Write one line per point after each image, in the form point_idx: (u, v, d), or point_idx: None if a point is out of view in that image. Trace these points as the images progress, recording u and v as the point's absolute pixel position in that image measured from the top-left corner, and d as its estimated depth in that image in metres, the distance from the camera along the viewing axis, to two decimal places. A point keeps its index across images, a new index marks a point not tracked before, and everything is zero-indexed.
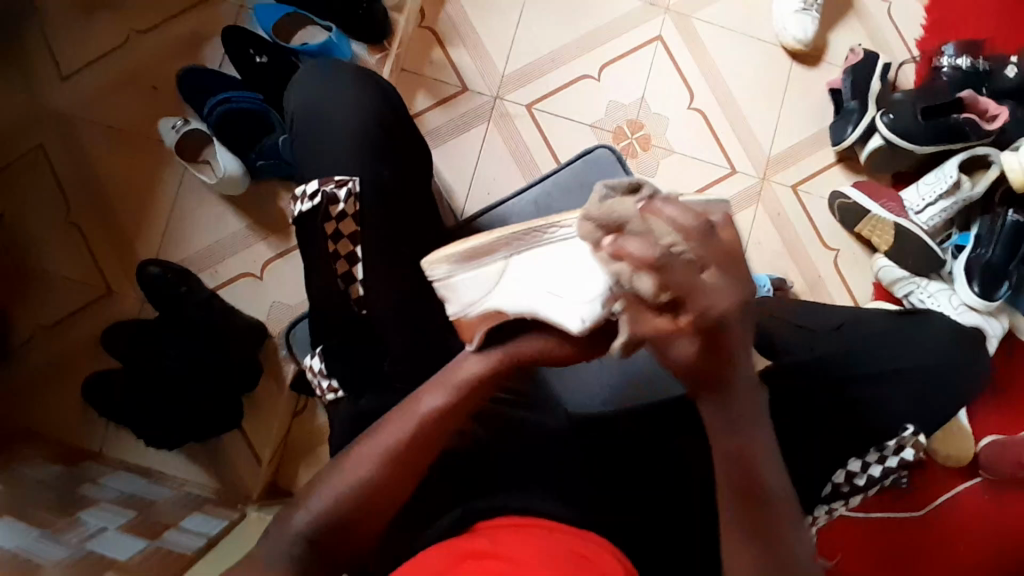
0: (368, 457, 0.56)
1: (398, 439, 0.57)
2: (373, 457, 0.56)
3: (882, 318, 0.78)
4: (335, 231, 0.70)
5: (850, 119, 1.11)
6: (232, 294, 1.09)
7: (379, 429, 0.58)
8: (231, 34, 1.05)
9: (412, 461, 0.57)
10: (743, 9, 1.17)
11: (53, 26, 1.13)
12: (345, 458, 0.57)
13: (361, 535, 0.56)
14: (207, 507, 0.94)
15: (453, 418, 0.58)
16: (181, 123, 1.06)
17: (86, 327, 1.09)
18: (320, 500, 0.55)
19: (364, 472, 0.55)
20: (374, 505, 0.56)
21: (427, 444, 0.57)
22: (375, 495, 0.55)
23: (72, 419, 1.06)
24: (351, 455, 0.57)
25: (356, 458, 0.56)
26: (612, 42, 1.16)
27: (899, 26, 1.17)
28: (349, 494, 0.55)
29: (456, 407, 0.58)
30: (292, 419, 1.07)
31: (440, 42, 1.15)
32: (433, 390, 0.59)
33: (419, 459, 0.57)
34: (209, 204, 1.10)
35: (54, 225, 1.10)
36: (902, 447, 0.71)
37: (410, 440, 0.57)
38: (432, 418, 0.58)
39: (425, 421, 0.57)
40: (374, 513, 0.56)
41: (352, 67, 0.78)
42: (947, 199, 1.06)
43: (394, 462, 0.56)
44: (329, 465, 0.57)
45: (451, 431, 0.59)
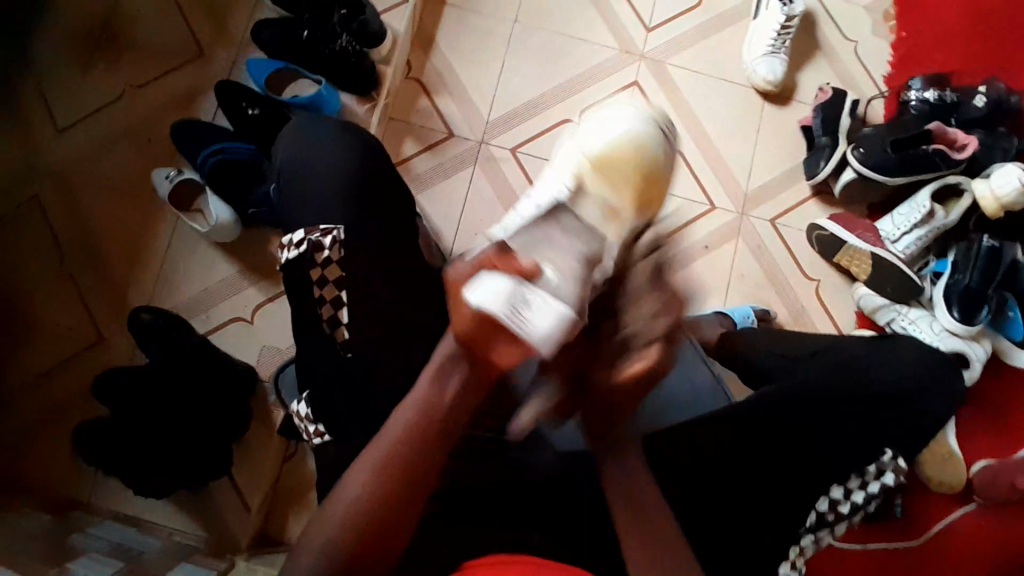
0: (359, 480, 0.56)
1: (381, 461, 0.56)
2: (363, 477, 0.56)
3: (857, 345, 0.80)
4: (320, 277, 0.72)
5: (823, 153, 1.15)
6: (222, 339, 1.10)
7: (367, 449, 0.58)
8: (223, 89, 1.09)
9: (394, 489, 0.56)
10: (715, 54, 1.22)
11: (51, 83, 1.17)
12: (337, 487, 0.57)
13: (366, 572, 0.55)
14: (196, 556, 0.93)
15: (428, 428, 0.57)
16: (175, 173, 1.09)
17: (76, 376, 1.09)
18: (317, 542, 0.55)
19: (349, 501, 0.55)
20: (369, 539, 0.55)
21: (405, 463, 0.56)
22: (362, 527, 0.55)
23: (61, 469, 1.05)
24: (344, 480, 0.57)
25: (344, 486, 0.56)
26: (591, 87, 1.21)
27: (865, 64, 1.23)
28: (342, 523, 0.55)
29: (429, 415, 0.57)
30: (282, 465, 1.06)
31: (426, 91, 1.20)
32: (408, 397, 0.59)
33: (400, 478, 0.56)
34: (201, 251, 1.12)
35: (47, 275, 1.12)
36: (881, 471, 0.74)
37: (394, 454, 0.56)
38: (405, 433, 0.57)
39: (400, 436, 0.56)
40: (375, 548, 0.55)
41: (340, 121, 0.81)
42: (921, 228, 1.09)
43: (375, 485, 0.55)
44: (325, 502, 0.58)
45: (438, 450, 0.57)
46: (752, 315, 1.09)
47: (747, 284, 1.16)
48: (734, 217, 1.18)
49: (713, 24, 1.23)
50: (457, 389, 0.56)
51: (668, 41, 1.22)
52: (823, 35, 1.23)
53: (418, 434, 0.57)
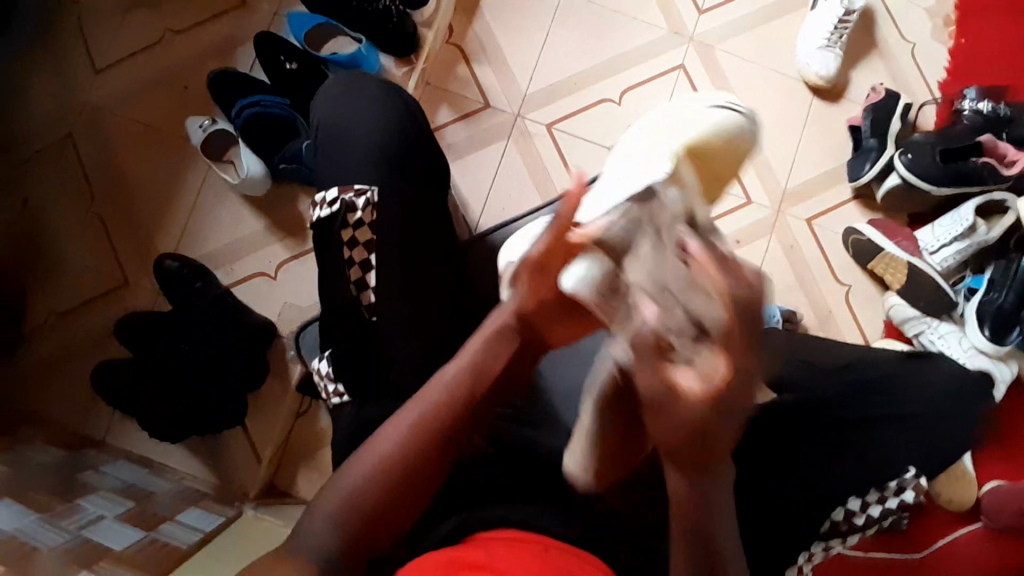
0: (389, 439, 0.56)
1: (415, 419, 0.57)
2: (390, 444, 0.56)
3: (891, 359, 0.78)
4: (351, 239, 0.71)
5: (868, 156, 1.12)
6: (243, 292, 1.11)
7: (401, 411, 0.58)
8: (264, 39, 1.07)
9: (426, 455, 0.56)
10: (766, 44, 1.18)
11: (92, 22, 1.16)
12: (359, 454, 0.57)
13: (389, 528, 0.56)
14: (205, 502, 0.95)
15: (472, 385, 0.58)
16: (209, 122, 1.09)
17: (99, 317, 1.11)
18: (338, 502, 0.55)
19: (375, 463, 0.55)
20: (399, 494, 0.55)
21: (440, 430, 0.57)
22: (379, 496, 0.55)
23: (79, 406, 1.08)
24: (368, 449, 0.57)
25: (368, 453, 0.56)
26: (635, 68, 1.17)
27: (922, 66, 1.18)
28: (360, 492, 0.55)
29: (480, 371, 0.58)
30: (294, 420, 1.07)
31: (466, 58, 1.17)
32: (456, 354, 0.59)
33: (447, 430, 0.57)
34: (229, 203, 1.12)
35: (77, 215, 1.13)
36: (901, 489, 0.72)
37: (435, 415, 0.57)
38: (451, 389, 0.58)
39: (447, 399, 0.57)
40: (406, 502, 0.56)
41: (379, 81, 0.80)
42: (963, 241, 1.06)
43: (406, 454, 0.56)
44: (351, 457, 0.58)
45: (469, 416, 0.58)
46: (779, 315, 1.06)
47: (775, 283, 1.14)
48: (768, 214, 1.15)
49: (768, 12, 1.19)
50: (509, 356, 0.58)
51: (719, 27, 1.18)
52: (882, 31, 1.18)
53: (467, 382, 0.58)
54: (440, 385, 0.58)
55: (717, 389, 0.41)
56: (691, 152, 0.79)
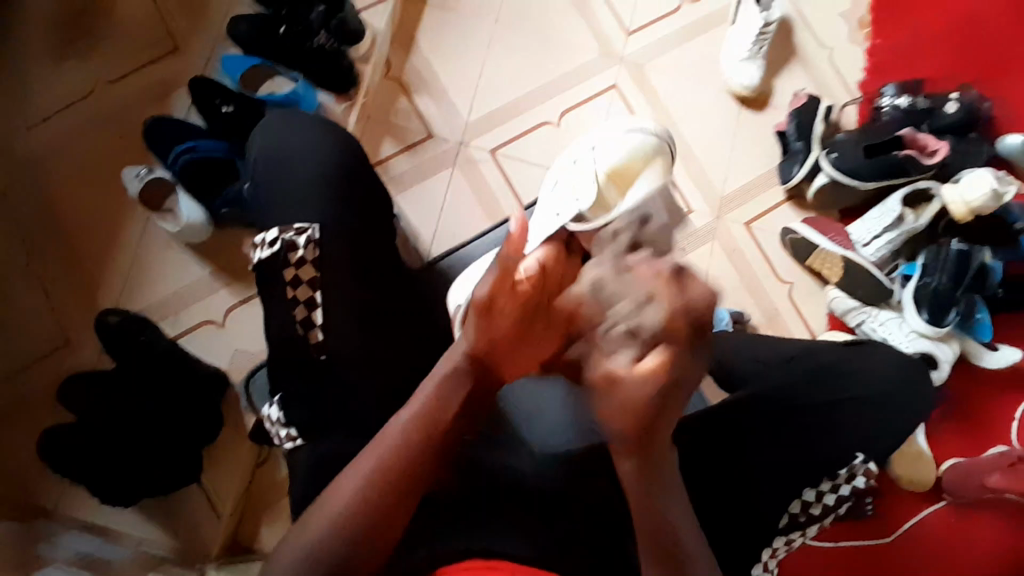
0: (350, 484, 0.57)
1: (374, 466, 0.58)
2: (352, 489, 0.57)
3: (833, 348, 0.81)
4: (294, 277, 0.70)
5: (796, 158, 1.18)
6: (193, 341, 1.08)
7: (361, 455, 0.59)
8: (196, 84, 1.07)
9: (388, 495, 0.57)
10: (693, 59, 1.24)
11: (17, 77, 1.13)
12: (323, 498, 0.57)
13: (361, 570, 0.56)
14: (166, 565, 0.91)
15: (427, 431, 0.60)
16: (144, 171, 1.06)
17: (41, 381, 1.06)
18: (304, 550, 0.55)
19: (337, 509, 0.56)
20: (366, 538, 0.56)
21: (401, 471, 0.58)
22: (346, 542, 0.55)
23: (24, 476, 1.02)
24: (332, 489, 0.58)
25: (332, 499, 0.57)
26: (571, 89, 1.21)
27: (839, 70, 1.25)
28: (326, 541, 0.55)
29: (430, 417, 0.60)
30: (254, 470, 1.05)
31: (406, 90, 1.19)
32: (409, 403, 0.62)
33: (407, 474, 0.58)
34: (173, 252, 1.10)
35: (11, 276, 1.08)
36: (852, 476, 0.74)
37: (399, 457, 0.58)
38: (411, 433, 0.60)
39: (404, 445, 0.59)
40: (372, 544, 0.56)
41: (315, 119, 0.80)
42: (893, 231, 1.11)
43: (369, 496, 0.57)
44: (311, 506, 0.58)
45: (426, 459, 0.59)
46: (728, 318, 1.10)
47: (722, 287, 1.17)
48: (710, 221, 1.19)
49: (692, 29, 1.24)
50: (461, 398, 0.62)
51: (647, 46, 1.23)
52: (799, 42, 1.25)
53: (427, 425, 0.60)
54: (394, 434, 0.60)
55: (666, 372, 0.49)
56: (614, 175, 0.78)
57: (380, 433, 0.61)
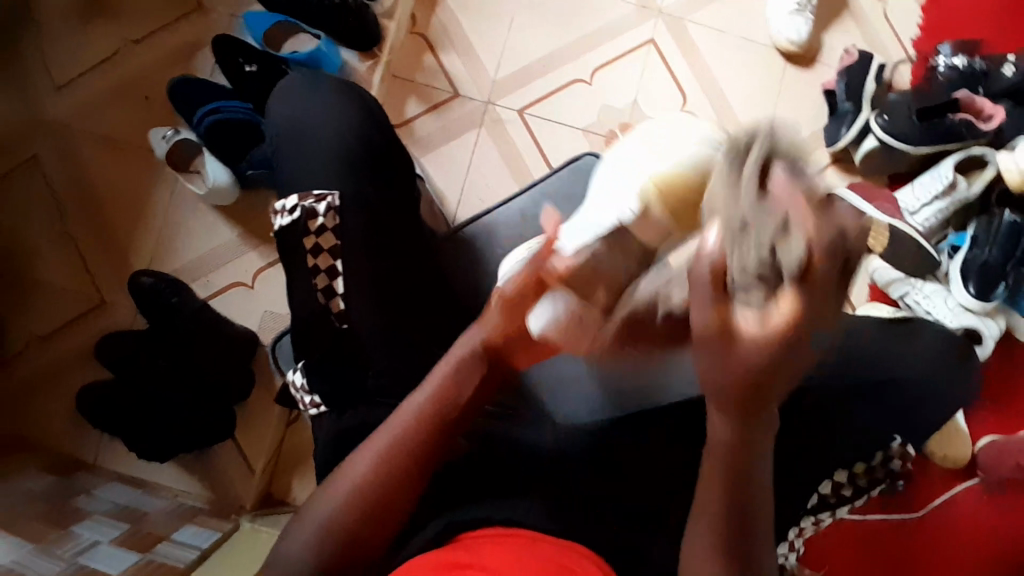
0: (363, 464, 0.58)
1: (390, 441, 0.58)
2: (370, 463, 0.58)
3: (874, 326, 0.76)
4: (315, 245, 0.69)
5: (844, 120, 1.10)
6: (222, 303, 1.09)
7: (378, 431, 0.60)
8: (219, 44, 1.04)
9: (404, 468, 0.58)
10: (735, 13, 1.16)
11: (44, 38, 1.13)
12: (345, 465, 0.59)
13: (373, 548, 0.58)
14: (201, 518, 0.94)
15: (443, 412, 0.60)
16: (171, 133, 1.06)
17: (78, 340, 1.09)
18: (320, 523, 0.56)
19: (358, 479, 0.57)
20: (377, 518, 0.57)
21: (416, 444, 0.59)
22: (363, 509, 0.57)
23: (67, 432, 1.06)
24: (353, 459, 0.59)
25: (353, 467, 0.58)
26: (604, 45, 1.15)
27: (894, 24, 1.16)
28: (347, 508, 0.56)
29: (451, 394, 0.60)
30: (285, 430, 1.07)
31: (431, 47, 1.14)
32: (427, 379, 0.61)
33: (415, 458, 0.58)
34: (201, 214, 1.10)
35: (46, 238, 1.10)
36: (886, 458, 0.74)
37: (400, 446, 0.58)
38: (421, 419, 0.59)
39: (416, 425, 0.59)
40: (384, 516, 0.57)
41: (339, 81, 0.77)
42: (943, 199, 1.05)
43: (384, 471, 0.57)
44: (328, 479, 0.59)
45: (439, 437, 0.60)
46: None
47: None
48: None
49: None
50: (479, 379, 0.62)
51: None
52: None
53: (437, 419, 0.60)
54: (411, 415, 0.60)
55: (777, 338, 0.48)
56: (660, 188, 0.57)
57: (398, 408, 0.61)
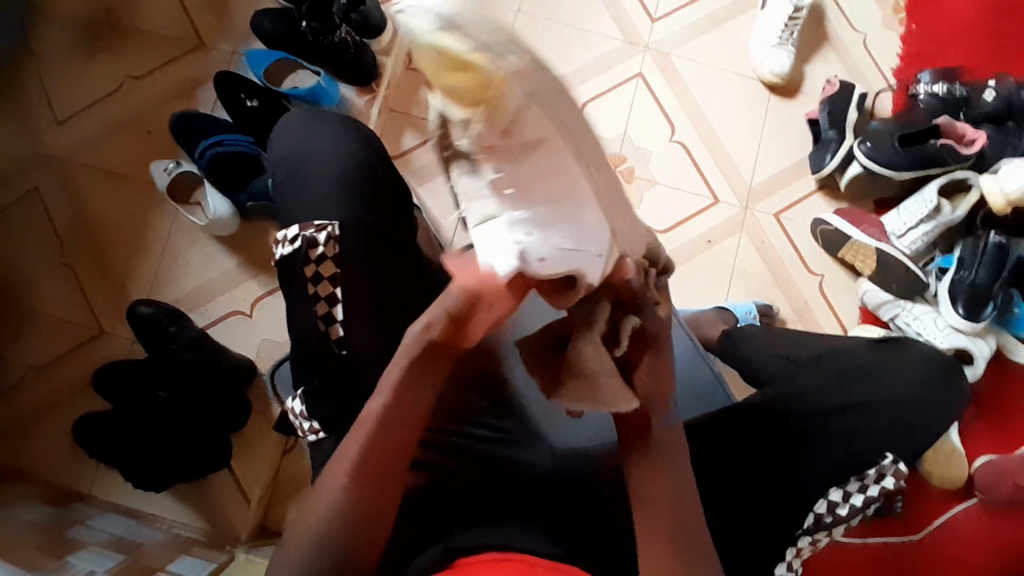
0: (347, 465, 0.55)
1: (358, 455, 0.54)
2: (345, 473, 0.54)
3: (863, 346, 0.79)
4: (314, 274, 0.71)
5: (829, 147, 1.13)
6: (221, 332, 1.10)
7: (346, 441, 0.56)
8: (222, 79, 1.08)
9: (377, 476, 0.55)
10: (720, 46, 1.21)
11: (50, 75, 1.16)
12: (322, 478, 0.56)
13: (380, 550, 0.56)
14: (197, 549, 0.93)
15: (406, 416, 0.55)
16: (173, 165, 1.09)
17: (75, 370, 1.09)
18: (317, 530, 0.54)
19: (336, 496, 0.54)
20: (379, 515, 0.55)
21: (383, 451, 0.55)
22: (347, 525, 0.54)
23: (62, 462, 1.06)
24: (326, 472, 0.56)
25: (331, 480, 0.55)
26: (596, 78, 1.19)
27: (874, 56, 1.21)
28: (331, 526, 0.54)
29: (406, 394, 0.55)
30: (281, 457, 1.06)
31: (428, 82, 1.18)
32: (380, 389, 0.55)
33: (394, 444, 0.55)
34: (201, 244, 1.12)
35: (46, 269, 1.12)
36: (881, 475, 0.71)
37: (382, 439, 0.55)
38: (386, 409, 0.55)
39: (378, 427, 0.54)
40: (370, 532, 0.55)
41: (338, 115, 0.80)
42: (928, 222, 1.08)
43: (359, 481, 0.54)
44: (307, 498, 0.57)
45: (400, 440, 0.55)
46: (755, 311, 1.07)
47: (749, 279, 1.15)
48: (737, 212, 1.17)
49: (718, 15, 1.21)
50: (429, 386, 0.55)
51: (673, 32, 1.21)
52: (831, 27, 1.21)
53: (400, 423, 0.55)
54: (371, 423, 0.55)
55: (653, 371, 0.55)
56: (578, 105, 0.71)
57: (358, 418, 0.56)
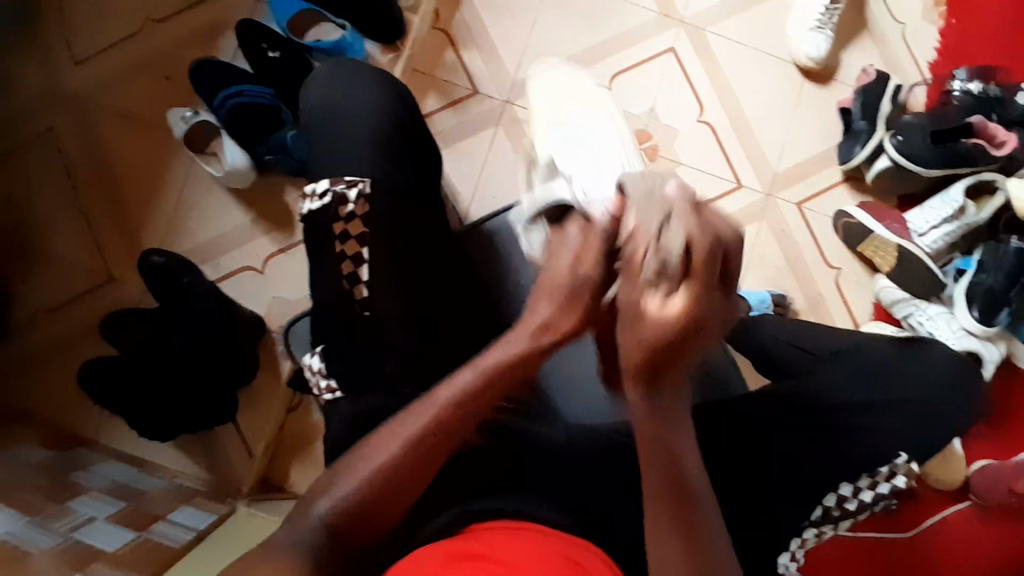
0: (398, 439, 0.57)
1: (416, 429, 0.57)
2: (394, 445, 0.57)
3: (885, 344, 0.78)
4: (342, 232, 0.69)
5: (858, 138, 1.11)
6: (233, 286, 1.09)
7: (408, 414, 0.58)
8: (244, 27, 1.06)
9: (426, 455, 0.57)
10: (757, 26, 1.17)
11: (66, 11, 1.13)
12: (368, 442, 0.58)
13: (395, 512, 0.58)
14: (198, 500, 0.94)
15: (481, 398, 0.58)
16: (191, 114, 1.06)
17: (83, 315, 1.08)
18: (345, 490, 0.56)
19: (379, 461, 0.56)
20: (400, 494, 0.57)
21: (441, 432, 0.57)
22: (379, 488, 0.56)
23: (67, 406, 1.06)
24: (373, 439, 0.58)
25: (377, 445, 0.57)
26: (626, 52, 1.16)
27: (912, 48, 1.17)
28: (361, 488, 0.56)
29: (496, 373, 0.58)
30: (286, 415, 1.06)
31: (453, 44, 1.15)
32: (469, 367, 0.59)
33: (447, 435, 0.57)
34: (215, 196, 1.10)
35: (56, 211, 1.10)
36: (893, 474, 0.72)
37: (436, 421, 0.57)
38: (458, 399, 0.57)
39: (443, 413, 0.57)
40: (394, 496, 0.57)
41: (368, 69, 0.77)
42: (952, 223, 1.06)
43: (406, 454, 0.56)
44: (344, 459, 0.58)
45: (465, 418, 0.58)
46: (770, 300, 1.06)
47: (767, 268, 1.13)
48: (761, 199, 1.15)
49: None
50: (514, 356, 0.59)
51: (709, 9, 1.17)
52: (871, 13, 1.18)
53: (470, 403, 0.57)
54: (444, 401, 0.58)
55: (691, 311, 0.53)
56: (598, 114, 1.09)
57: (428, 395, 0.58)
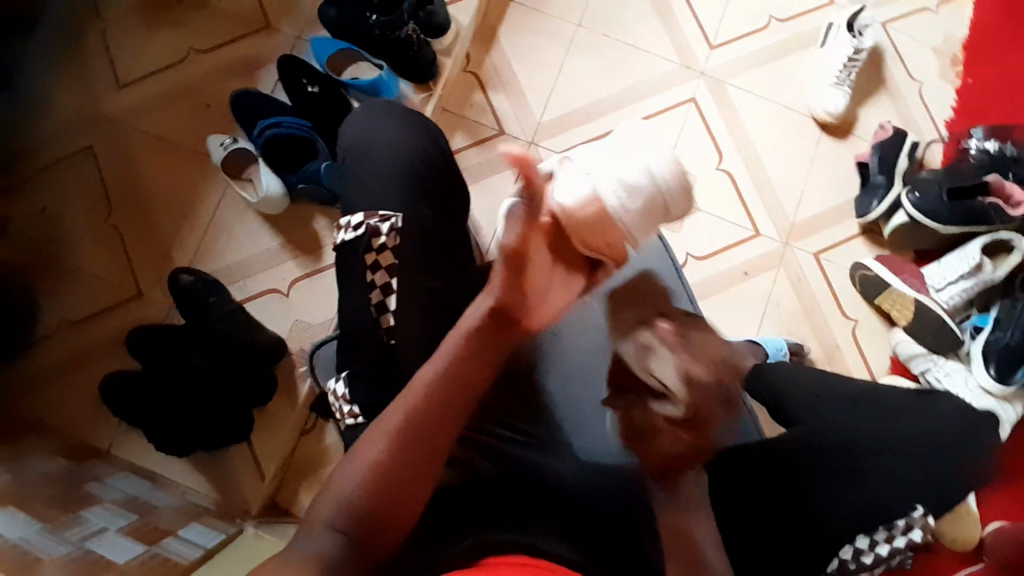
0: (375, 443, 0.57)
1: (402, 420, 0.58)
2: (387, 441, 0.57)
3: (901, 393, 0.78)
4: (374, 262, 0.72)
5: (875, 193, 1.13)
6: (257, 308, 1.12)
7: (393, 408, 0.59)
8: (286, 63, 1.11)
9: (417, 444, 0.57)
10: (775, 80, 1.21)
11: (117, 39, 1.20)
12: (361, 445, 0.57)
13: (398, 522, 0.56)
14: (207, 518, 0.95)
15: (456, 386, 0.60)
16: (229, 141, 1.12)
17: (110, 328, 1.12)
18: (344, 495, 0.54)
19: (376, 458, 0.56)
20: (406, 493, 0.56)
21: (428, 420, 0.58)
22: (381, 490, 0.55)
23: (87, 417, 1.08)
24: (367, 441, 0.57)
25: (371, 443, 0.57)
26: (648, 99, 1.20)
27: (929, 107, 1.20)
28: (360, 490, 0.54)
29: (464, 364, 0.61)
30: (299, 437, 1.08)
31: (482, 86, 1.20)
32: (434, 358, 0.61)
33: (435, 422, 0.58)
34: (246, 220, 1.14)
35: (94, 226, 1.15)
36: (909, 527, 0.72)
37: (422, 404, 0.58)
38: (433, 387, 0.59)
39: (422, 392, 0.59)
40: (399, 503, 0.56)
41: (402, 108, 0.82)
42: (968, 279, 1.07)
43: (404, 445, 0.57)
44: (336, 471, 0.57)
45: (454, 406, 0.59)
46: (785, 348, 1.07)
47: (784, 316, 1.14)
48: (776, 246, 1.16)
49: (776, 49, 1.22)
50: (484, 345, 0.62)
51: (728, 62, 1.21)
52: (888, 72, 1.21)
53: (446, 386, 0.59)
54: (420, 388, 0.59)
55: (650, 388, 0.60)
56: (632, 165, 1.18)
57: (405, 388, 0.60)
